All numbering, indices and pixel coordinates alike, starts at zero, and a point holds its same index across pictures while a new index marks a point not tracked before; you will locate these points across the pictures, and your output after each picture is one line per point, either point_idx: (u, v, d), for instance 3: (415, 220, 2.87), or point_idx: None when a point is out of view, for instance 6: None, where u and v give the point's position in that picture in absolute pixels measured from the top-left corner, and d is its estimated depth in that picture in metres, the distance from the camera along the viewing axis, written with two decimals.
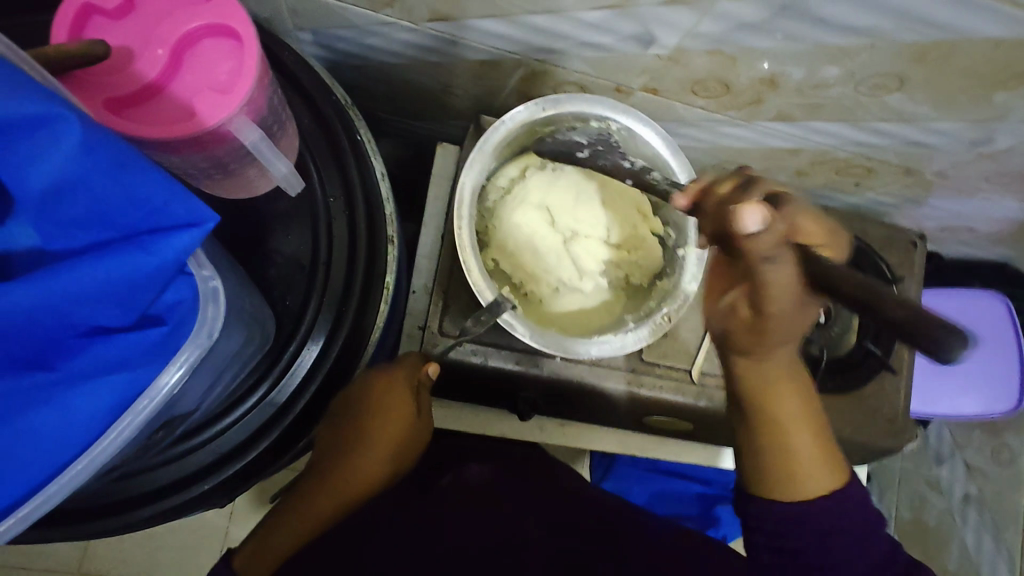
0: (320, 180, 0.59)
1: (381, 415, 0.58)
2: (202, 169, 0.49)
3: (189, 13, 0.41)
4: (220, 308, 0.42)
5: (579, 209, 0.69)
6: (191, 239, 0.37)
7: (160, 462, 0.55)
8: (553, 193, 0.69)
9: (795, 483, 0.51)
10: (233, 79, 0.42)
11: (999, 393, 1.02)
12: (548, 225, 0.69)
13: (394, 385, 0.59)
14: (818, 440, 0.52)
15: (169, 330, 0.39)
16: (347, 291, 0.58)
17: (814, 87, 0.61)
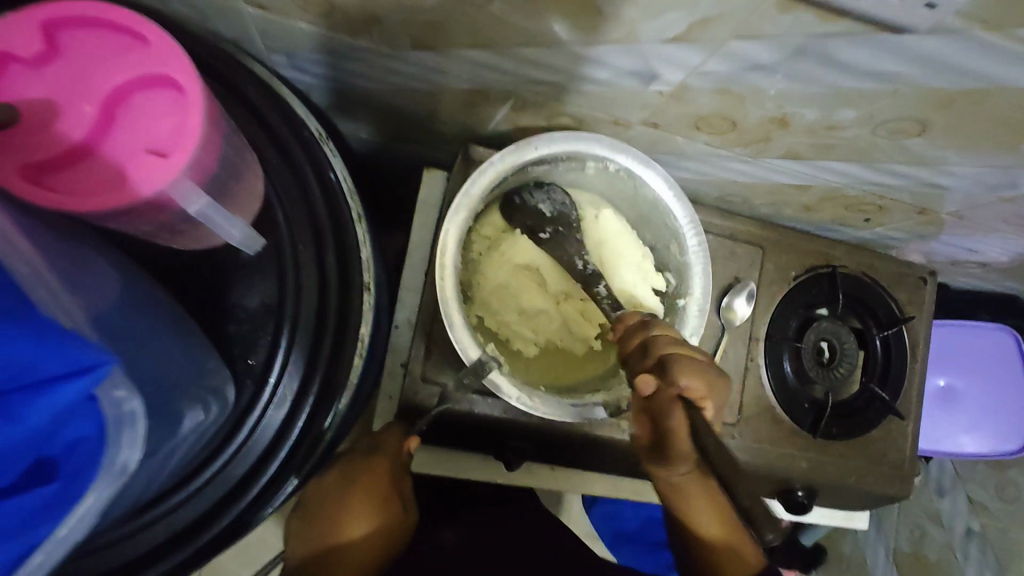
0: (288, 226, 0.53)
1: (363, 498, 0.55)
2: (149, 232, 0.44)
3: (118, 64, 0.38)
4: (137, 432, 0.37)
5: (569, 270, 0.66)
6: (79, 388, 0.32)
7: (107, 543, 0.49)
8: (542, 253, 0.65)
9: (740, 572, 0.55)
10: (172, 137, 0.39)
11: (1003, 433, 0.98)
12: (537, 287, 0.66)
13: (375, 465, 0.57)
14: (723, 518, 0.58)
15: (62, 483, 0.34)
16: (317, 349, 0.53)
17: (828, 128, 0.57)
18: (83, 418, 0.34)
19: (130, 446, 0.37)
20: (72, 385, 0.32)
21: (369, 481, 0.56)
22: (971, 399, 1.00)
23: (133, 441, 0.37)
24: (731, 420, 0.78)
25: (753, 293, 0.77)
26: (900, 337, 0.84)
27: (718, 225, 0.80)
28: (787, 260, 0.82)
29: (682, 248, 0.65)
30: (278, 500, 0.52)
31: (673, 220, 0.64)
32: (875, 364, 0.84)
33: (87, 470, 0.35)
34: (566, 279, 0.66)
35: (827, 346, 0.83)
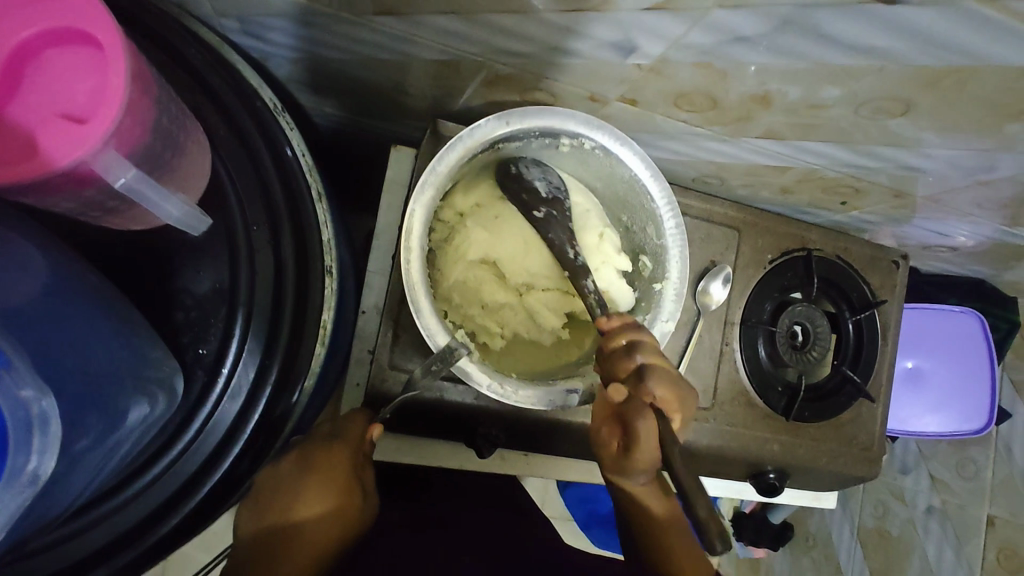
0: (239, 206, 0.49)
1: (328, 482, 0.50)
2: (75, 210, 0.40)
3: (28, 16, 0.34)
4: (52, 435, 0.34)
5: (528, 261, 0.64)
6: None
7: (49, 544, 0.45)
8: (496, 244, 0.63)
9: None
10: (93, 101, 0.34)
11: (967, 412, 1.00)
12: (496, 280, 0.63)
13: (336, 456, 0.51)
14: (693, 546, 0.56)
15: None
16: (272, 339, 0.49)
17: (810, 107, 0.55)
18: None
19: (42, 452, 0.34)
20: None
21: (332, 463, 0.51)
22: (936, 379, 1.01)
23: (45, 447, 0.34)
24: (706, 404, 0.77)
25: (730, 278, 0.76)
26: (872, 321, 0.84)
27: (695, 207, 0.78)
28: (763, 243, 0.81)
29: (659, 231, 0.63)
30: (231, 496, 0.49)
31: (651, 202, 0.62)
32: (846, 347, 0.84)
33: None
34: (523, 271, 0.64)
35: (800, 330, 0.83)
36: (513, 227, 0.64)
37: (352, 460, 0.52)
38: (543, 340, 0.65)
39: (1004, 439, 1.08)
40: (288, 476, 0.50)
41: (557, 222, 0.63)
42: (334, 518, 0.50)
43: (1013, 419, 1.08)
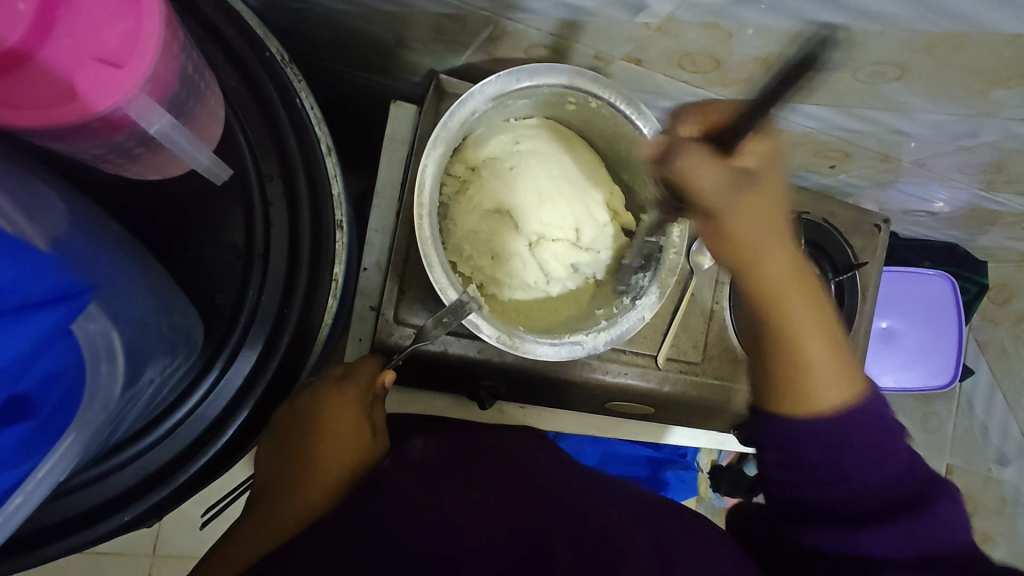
0: (254, 159, 0.50)
1: (332, 423, 0.49)
2: (100, 155, 0.40)
3: None
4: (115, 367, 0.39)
5: (541, 210, 0.65)
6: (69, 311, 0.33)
7: (79, 484, 0.47)
8: (510, 195, 0.64)
9: (812, 396, 0.47)
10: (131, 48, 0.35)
11: (934, 369, 1.06)
12: (507, 230, 0.65)
13: (346, 398, 0.50)
14: (833, 348, 0.47)
15: (39, 425, 0.33)
16: (289, 290, 0.50)
17: (809, 70, 0.57)
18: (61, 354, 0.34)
19: None
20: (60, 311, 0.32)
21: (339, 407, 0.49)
22: (907, 338, 1.07)
23: (112, 377, 0.39)
24: (696, 359, 0.81)
25: None
26: (853, 281, 0.88)
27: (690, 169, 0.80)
28: None
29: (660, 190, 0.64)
30: (253, 440, 0.51)
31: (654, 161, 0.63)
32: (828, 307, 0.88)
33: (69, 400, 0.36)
34: (536, 221, 0.65)
35: None
36: (526, 178, 0.64)
37: (362, 399, 0.51)
38: (551, 292, 0.67)
39: (966, 396, 1.15)
40: (296, 420, 0.49)
41: (570, 168, 0.66)
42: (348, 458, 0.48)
43: (975, 375, 1.13)
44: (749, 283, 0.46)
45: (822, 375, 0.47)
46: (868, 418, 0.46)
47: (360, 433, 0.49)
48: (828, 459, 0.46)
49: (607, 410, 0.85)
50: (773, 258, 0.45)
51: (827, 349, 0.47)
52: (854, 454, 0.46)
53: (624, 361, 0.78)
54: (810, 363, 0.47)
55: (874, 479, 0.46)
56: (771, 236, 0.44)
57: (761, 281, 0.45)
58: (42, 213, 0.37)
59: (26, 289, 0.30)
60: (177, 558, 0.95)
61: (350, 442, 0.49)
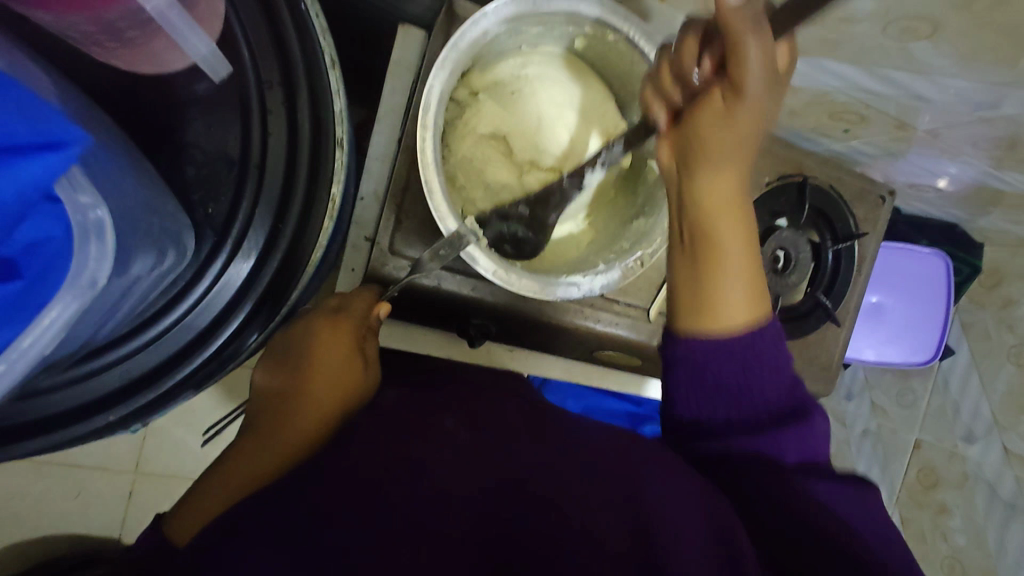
0: (252, 63, 0.47)
1: (319, 356, 0.50)
2: (88, 34, 0.38)
3: None
4: (105, 244, 0.36)
5: (537, 138, 0.63)
6: (53, 167, 0.33)
7: (59, 384, 0.47)
8: (509, 119, 0.62)
9: (714, 312, 0.46)
10: None
11: (918, 346, 1.07)
12: (502, 158, 0.62)
13: (336, 337, 0.51)
14: (748, 244, 0.45)
15: (25, 285, 0.33)
16: (284, 208, 0.49)
17: (839, 21, 0.54)
18: (45, 215, 0.34)
19: (99, 259, 0.36)
20: (52, 157, 0.33)
21: (327, 342, 0.51)
22: (895, 314, 1.07)
23: (102, 254, 0.36)
24: None
25: None
26: (851, 251, 0.87)
27: None
28: (761, 165, 0.82)
29: None
30: (240, 355, 0.50)
31: None
32: (823, 274, 0.88)
33: (56, 269, 0.35)
34: (532, 148, 0.63)
35: (783, 255, 0.84)
36: (527, 104, 0.63)
37: (353, 341, 0.51)
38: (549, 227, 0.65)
39: (942, 374, 1.17)
40: (284, 350, 0.52)
41: (578, 99, 0.64)
42: (337, 393, 0.50)
43: (955, 356, 1.15)
44: (693, 198, 0.44)
45: (736, 292, 0.45)
46: (767, 335, 0.47)
47: (348, 368, 0.51)
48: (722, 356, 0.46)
49: (596, 360, 0.84)
50: (711, 183, 0.43)
51: (740, 238, 0.44)
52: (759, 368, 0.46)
53: (615, 312, 0.78)
54: (718, 239, 0.44)
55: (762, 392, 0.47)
56: (736, 158, 0.42)
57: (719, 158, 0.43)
58: (30, 79, 0.37)
59: (21, 172, 0.32)
60: (160, 475, 0.98)
61: (338, 378, 0.50)
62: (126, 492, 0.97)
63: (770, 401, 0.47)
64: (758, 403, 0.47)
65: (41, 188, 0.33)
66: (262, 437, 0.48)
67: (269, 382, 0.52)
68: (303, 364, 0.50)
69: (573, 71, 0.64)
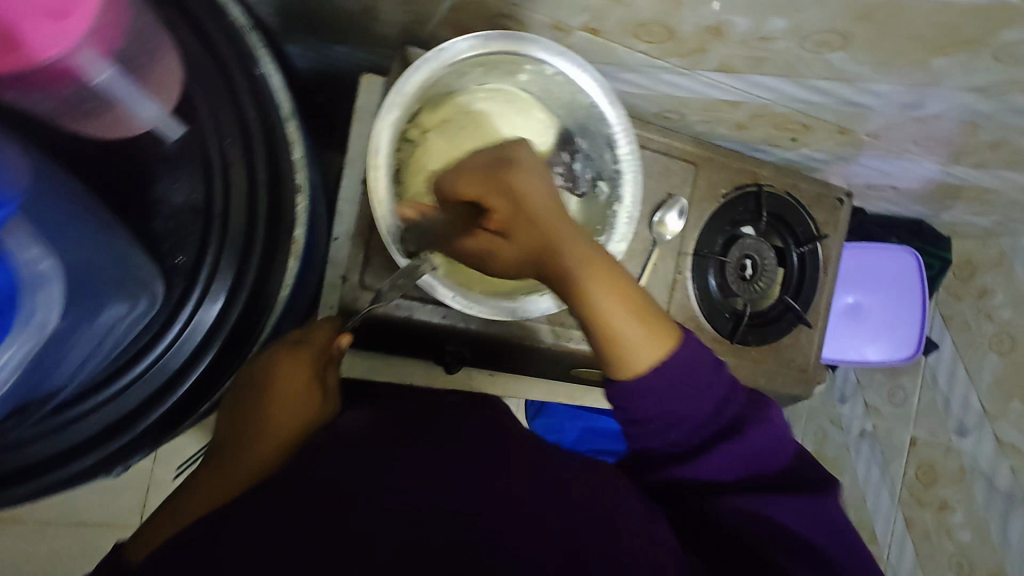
0: (211, 119, 0.51)
1: (283, 383, 0.52)
2: (54, 107, 0.42)
3: None
4: (53, 292, 0.40)
5: None
6: None
7: (37, 434, 0.49)
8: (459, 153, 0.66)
9: (625, 358, 0.48)
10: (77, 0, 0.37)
11: (901, 342, 1.08)
12: None
13: (297, 365, 0.53)
14: (627, 308, 0.48)
15: None
16: (247, 251, 0.52)
17: (758, 39, 0.58)
18: None
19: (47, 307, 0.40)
20: None
21: (290, 369, 0.53)
22: (874, 313, 1.09)
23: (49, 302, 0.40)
24: None
25: (684, 209, 0.80)
26: (814, 253, 0.90)
27: (656, 141, 0.81)
28: (718, 178, 0.85)
29: (613, 157, 0.66)
30: (212, 391, 0.53)
31: (607, 128, 0.64)
32: (790, 279, 0.90)
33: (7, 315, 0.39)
34: None
35: (750, 263, 0.87)
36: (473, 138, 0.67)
37: (314, 369, 0.54)
38: None
39: (930, 368, 1.17)
40: (244, 385, 0.53)
41: (518, 129, 0.69)
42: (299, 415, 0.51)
43: (939, 349, 1.16)
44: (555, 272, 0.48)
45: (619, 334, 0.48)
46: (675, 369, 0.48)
47: (311, 395, 0.53)
48: (666, 412, 0.49)
49: (572, 377, 0.87)
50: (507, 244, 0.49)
51: (612, 293, 0.48)
52: (698, 399, 0.49)
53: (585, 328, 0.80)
54: (589, 298, 0.48)
55: (703, 405, 0.49)
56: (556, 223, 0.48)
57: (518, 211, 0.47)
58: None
59: None
60: None
61: (301, 405, 0.52)
62: None
63: (696, 432, 0.50)
64: (676, 437, 0.50)
65: None
66: (227, 466, 0.49)
67: (230, 415, 0.52)
68: (267, 393, 0.52)
69: (516, 100, 0.69)
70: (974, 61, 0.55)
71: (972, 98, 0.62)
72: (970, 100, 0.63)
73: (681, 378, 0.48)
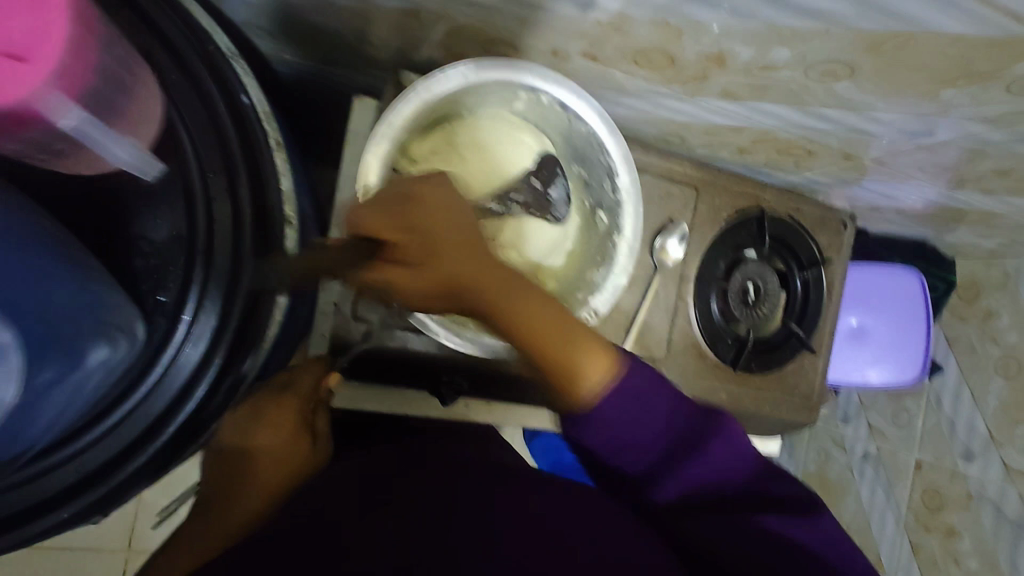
0: (195, 154, 0.49)
1: (267, 427, 0.52)
2: (22, 150, 0.40)
3: None
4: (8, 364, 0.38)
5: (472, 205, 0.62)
6: None
7: (12, 485, 0.47)
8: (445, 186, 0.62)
9: (577, 382, 0.43)
10: (37, 42, 0.35)
11: (905, 365, 1.06)
12: None
13: (282, 409, 0.53)
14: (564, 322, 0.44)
15: None
16: (234, 287, 0.50)
17: (762, 68, 0.56)
18: None
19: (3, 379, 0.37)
20: None
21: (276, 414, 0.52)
22: (879, 335, 1.07)
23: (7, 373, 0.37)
24: (659, 354, 0.80)
25: (685, 235, 0.78)
26: (819, 278, 0.88)
27: (656, 166, 0.79)
28: (719, 203, 0.83)
29: (614, 187, 0.64)
30: (198, 437, 0.51)
31: (606, 156, 0.63)
32: (794, 304, 0.88)
33: None
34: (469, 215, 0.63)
35: (753, 286, 0.86)
36: (461, 171, 0.63)
37: (301, 412, 0.53)
38: None
39: (934, 392, 1.14)
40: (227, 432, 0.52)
41: (508, 158, 0.65)
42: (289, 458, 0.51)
43: (943, 373, 1.14)
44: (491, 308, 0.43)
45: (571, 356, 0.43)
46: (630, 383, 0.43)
47: (297, 439, 0.52)
48: (627, 434, 0.43)
49: None
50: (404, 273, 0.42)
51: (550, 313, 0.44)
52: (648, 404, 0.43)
53: None
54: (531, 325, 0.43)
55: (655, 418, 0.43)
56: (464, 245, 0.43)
57: (430, 244, 0.42)
58: None
59: None
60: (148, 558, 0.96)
61: (288, 447, 0.51)
62: None
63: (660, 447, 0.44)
64: (643, 460, 0.44)
65: None
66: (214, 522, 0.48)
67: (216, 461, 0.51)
68: (253, 434, 0.51)
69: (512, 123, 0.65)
70: (985, 92, 0.53)
71: (982, 128, 0.61)
72: (979, 130, 0.61)
73: (639, 394, 0.43)
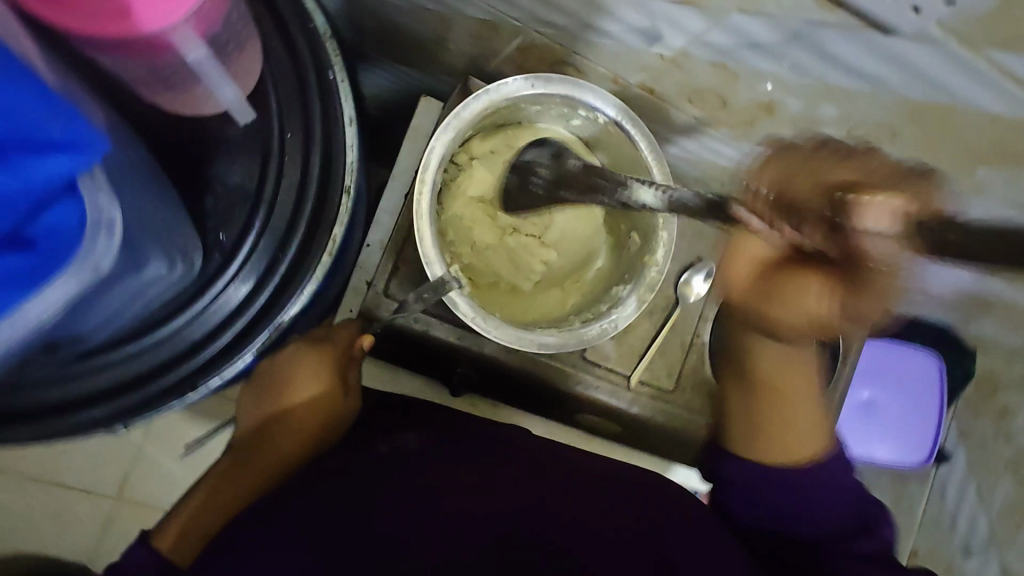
0: (278, 111, 0.54)
1: (307, 382, 0.61)
2: (142, 75, 0.46)
3: None
4: (111, 241, 0.40)
5: (519, 205, 0.67)
6: (73, 162, 0.37)
7: (55, 379, 0.51)
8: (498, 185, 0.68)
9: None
10: None
11: (912, 446, 1.07)
12: (488, 219, 0.68)
13: (320, 367, 0.61)
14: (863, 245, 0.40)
15: (31, 260, 0.37)
16: (287, 237, 0.54)
17: (807, 122, 0.60)
18: (64, 209, 0.38)
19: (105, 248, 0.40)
20: (70, 157, 0.36)
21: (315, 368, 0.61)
22: (890, 413, 1.08)
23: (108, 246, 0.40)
24: (668, 386, 0.81)
25: (711, 274, 0.80)
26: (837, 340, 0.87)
27: None
28: None
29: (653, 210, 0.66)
30: (226, 368, 0.54)
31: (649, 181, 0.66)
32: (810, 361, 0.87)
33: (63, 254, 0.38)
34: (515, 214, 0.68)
35: None
36: None
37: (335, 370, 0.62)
38: (526, 290, 0.70)
39: (940, 481, 1.14)
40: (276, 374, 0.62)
41: None
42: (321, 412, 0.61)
43: (951, 462, 1.12)
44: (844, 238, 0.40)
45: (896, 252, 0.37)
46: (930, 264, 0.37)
47: (331, 395, 0.61)
48: None
49: (577, 423, 0.86)
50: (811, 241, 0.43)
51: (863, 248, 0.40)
52: None
53: (597, 375, 0.79)
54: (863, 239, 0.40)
55: None
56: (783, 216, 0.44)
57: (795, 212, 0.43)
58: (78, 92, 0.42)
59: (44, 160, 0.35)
60: (142, 504, 0.98)
61: (322, 404, 0.61)
62: (105, 516, 0.98)
63: None
64: None
65: (58, 180, 0.37)
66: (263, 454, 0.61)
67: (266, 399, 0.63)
68: (294, 387, 0.61)
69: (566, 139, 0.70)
70: (1018, 176, 0.56)
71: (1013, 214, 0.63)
72: (1010, 215, 0.63)
73: None
